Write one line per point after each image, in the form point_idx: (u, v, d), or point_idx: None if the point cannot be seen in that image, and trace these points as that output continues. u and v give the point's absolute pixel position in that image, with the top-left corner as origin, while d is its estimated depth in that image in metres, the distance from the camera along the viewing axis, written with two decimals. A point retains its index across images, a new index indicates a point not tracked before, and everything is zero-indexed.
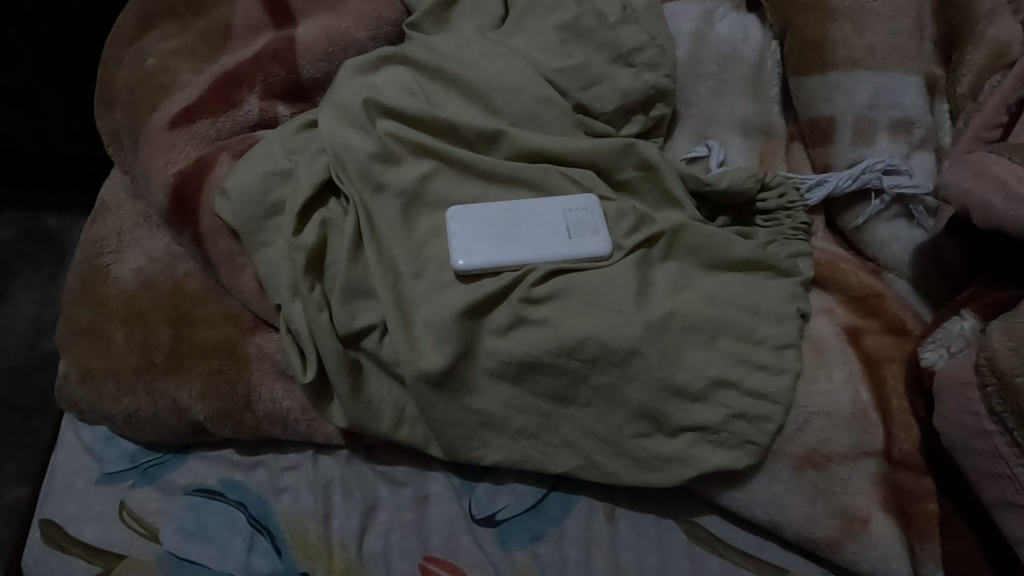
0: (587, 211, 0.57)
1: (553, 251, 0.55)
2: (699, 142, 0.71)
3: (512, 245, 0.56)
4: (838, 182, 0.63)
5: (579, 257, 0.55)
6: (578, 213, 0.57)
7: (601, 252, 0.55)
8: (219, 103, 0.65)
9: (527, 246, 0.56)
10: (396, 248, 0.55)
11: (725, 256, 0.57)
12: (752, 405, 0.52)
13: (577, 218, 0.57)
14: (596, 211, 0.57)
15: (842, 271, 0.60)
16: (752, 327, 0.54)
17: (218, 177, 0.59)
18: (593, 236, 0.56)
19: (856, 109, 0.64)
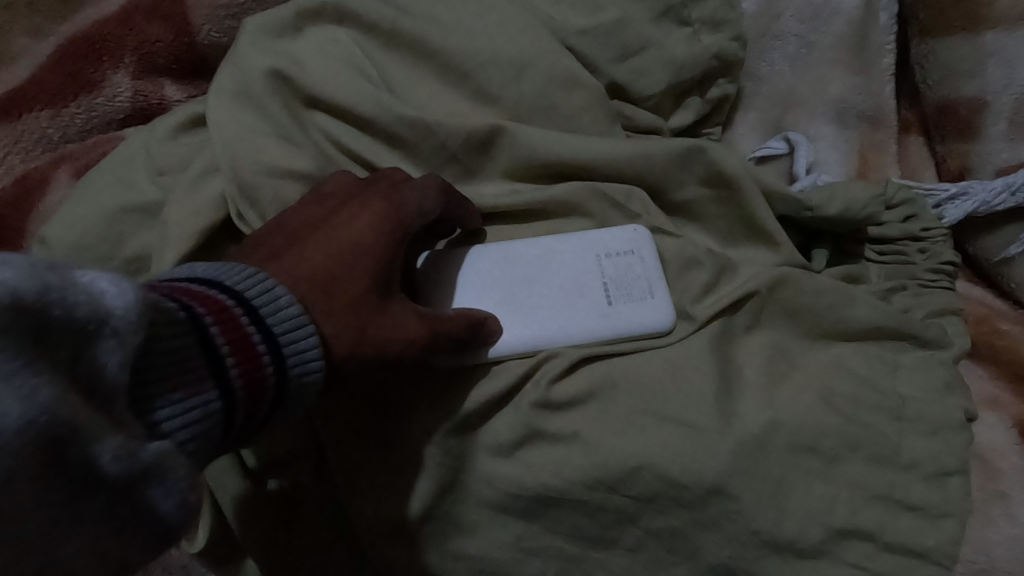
0: (635, 257, 0.37)
1: (585, 325, 0.36)
2: (776, 134, 0.50)
3: (523, 316, 0.36)
4: (986, 196, 0.44)
5: (631, 335, 0.36)
6: (621, 261, 0.37)
7: (659, 325, 0.36)
8: (66, 86, 0.43)
9: (547, 317, 0.36)
10: None
11: (843, 322, 0.38)
12: (897, 566, 0.34)
13: (619, 270, 0.37)
14: (649, 257, 0.37)
15: (1004, 337, 0.41)
16: (893, 442, 0.35)
17: (51, 206, 0.38)
18: (644, 300, 0.36)
19: (1020, 85, 0.43)
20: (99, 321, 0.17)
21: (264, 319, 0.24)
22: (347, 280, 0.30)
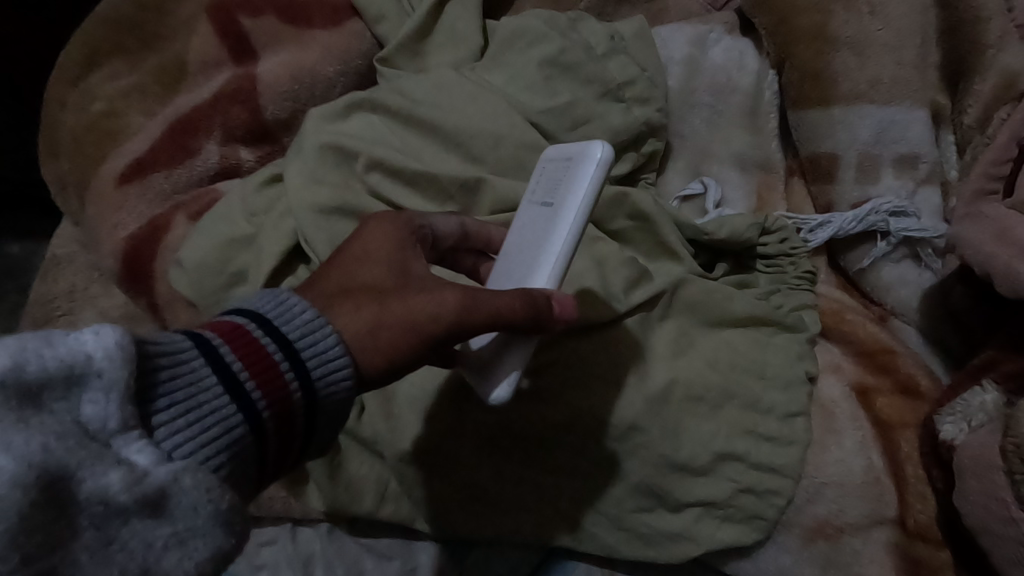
0: (551, 161, 0.45)
1: (568, 204, 0.40)
2: (694, 178, 0.67)
3: (539, 244, 0.41)
4: (843, 223, 0.60)
5: (588, 186, 0.40)
6: (549, 171, 0.44)
7: (592, 155, 0.41)
8: (175, 153, 0.60)
9: (548, 227, 0.41)
10: None
11: (727, 313, 0.54)
12: (760, 479, 0.49)
13: (554, 172, 0.44)
14: (556, 151, 0.45)
15: (849, 323, 0.56)
16: (759, 395, 0.50)
17: (173, 242, 0.54)
18: (570, 163, 0.42)
19: (859, 144, 0.61)
20: (82, 378, 0.25)
21: (275, 337, 0.33)
22: (369, 301, 0.37)
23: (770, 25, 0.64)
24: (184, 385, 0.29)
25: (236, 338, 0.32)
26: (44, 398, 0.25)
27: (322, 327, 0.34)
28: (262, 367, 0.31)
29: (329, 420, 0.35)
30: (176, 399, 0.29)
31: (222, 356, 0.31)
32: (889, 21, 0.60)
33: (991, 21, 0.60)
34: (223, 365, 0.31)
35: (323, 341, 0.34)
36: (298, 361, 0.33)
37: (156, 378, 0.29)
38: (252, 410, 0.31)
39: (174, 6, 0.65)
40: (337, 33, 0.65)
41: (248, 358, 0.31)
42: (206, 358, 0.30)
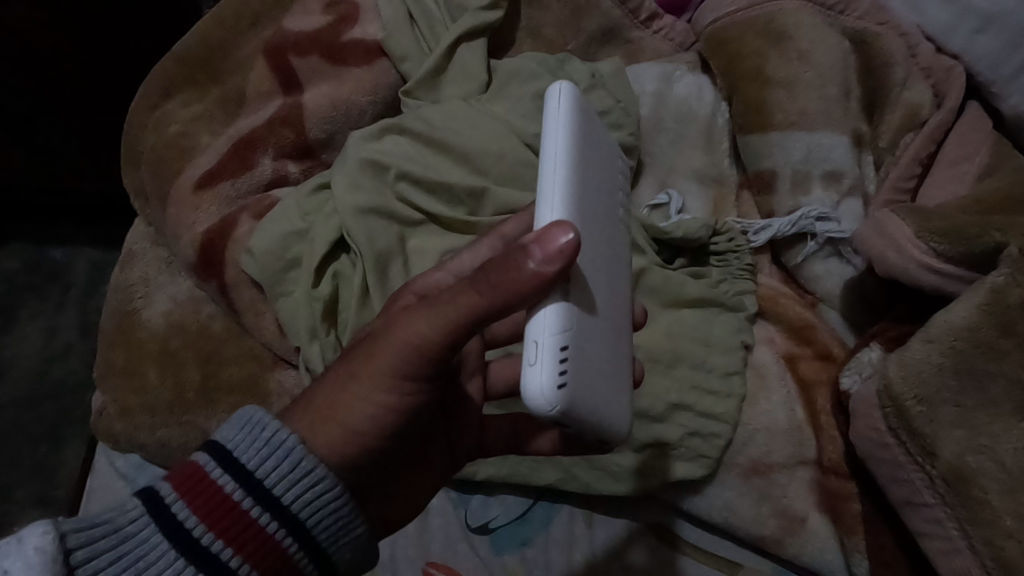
0: None
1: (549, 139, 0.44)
2: (661, 190, 0.81)
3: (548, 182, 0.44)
4: (780, 226, 0.72)
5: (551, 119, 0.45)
6: None
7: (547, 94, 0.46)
8: (238, 166, 0.74)
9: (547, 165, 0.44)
10: None
11: (682, 295, 0.67)
12: (703, 424, 0.63)
13: None
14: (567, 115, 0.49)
15: (782, 305, 0.70)
16: (703, 358, 0.64)
17: (240, 235, 0.70)
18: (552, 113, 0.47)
19: (792, 163, 0.75)
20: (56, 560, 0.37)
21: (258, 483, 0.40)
22: (351, 398, 0.44)
23: (722, 66, 0.79)
24: (129, 565, 0.39)
25: (186, 489, 0.40)
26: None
27: (272, 454, 0.41)
28: (233, 513, 0.40)
29: (302, 533, 0.41)
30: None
31: (178, 519, 0.39)
32: (814, 65, 0.75)
33: (897, 65, 0.75)
34: (176, 530, 0.39)
35: (273, 466, 0.41)
36: (256, 492, 0.40)
37: (122, 558, 0.39)
38: (218, 567, 0.39)
39: (236, 47, 0.80)
40: (369, 70, 0.79)
41: (200, 512, 0.40)
42: (156, 521, 0.40)
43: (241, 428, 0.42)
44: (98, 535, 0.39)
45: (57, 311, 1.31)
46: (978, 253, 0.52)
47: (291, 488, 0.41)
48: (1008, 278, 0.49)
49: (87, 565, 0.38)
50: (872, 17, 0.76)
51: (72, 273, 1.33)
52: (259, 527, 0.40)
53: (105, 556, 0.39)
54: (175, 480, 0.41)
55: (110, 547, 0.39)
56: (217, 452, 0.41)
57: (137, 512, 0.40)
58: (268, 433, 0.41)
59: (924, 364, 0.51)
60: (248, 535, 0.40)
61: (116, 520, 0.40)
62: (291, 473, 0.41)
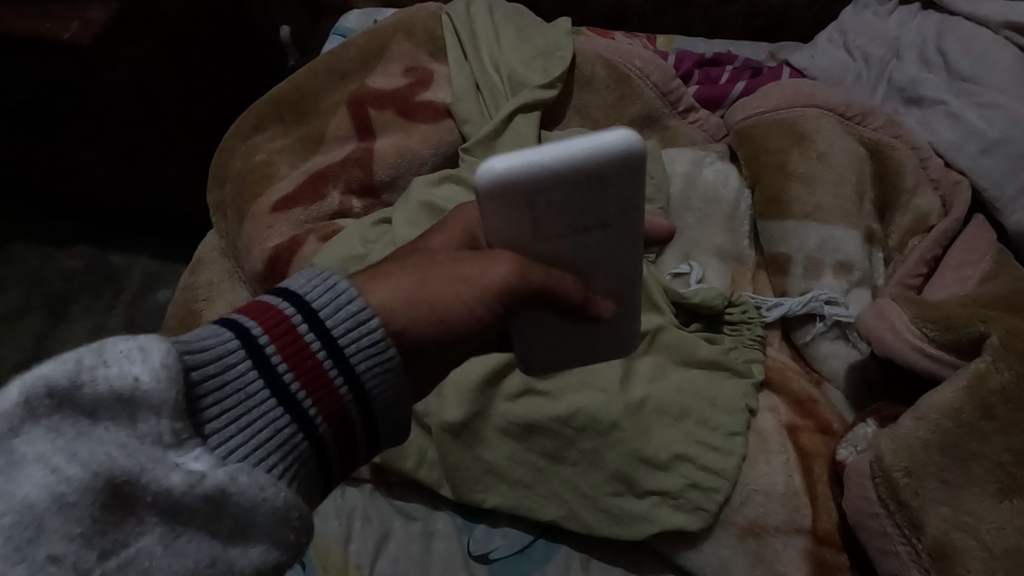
0: None
1: None
2: (684, 261, 0.87)
3: None
4: (792, 305, 0.77)
5: None
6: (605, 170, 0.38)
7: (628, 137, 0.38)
8: (311, 196, 0.85)
9: None
10: None
11: (694, 355, 0.73)
12: (704, 477, 0.67)
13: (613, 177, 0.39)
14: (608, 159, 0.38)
15: (788, 378, 0.75)
16: (708, 416, 0.69)
17: (306, 254, 0.80)
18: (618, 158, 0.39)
19: (807, 250, 0.81)
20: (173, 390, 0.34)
21: (338, 346, 0.41)
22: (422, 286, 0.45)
23: (747, 158, 0.88)
24: (232, 393, 0.38)
25: (277, 338, 0.40)
26: (116, 408, 0.33)
27: (356, 323, 0.41)
28: (309, 369, 0.40)
29: (367, 403, 0.42)
30: (227, 409, 0.38)
31: (271, 364, 0.39)
32: (831, 165, 0.83)
33: (908, 173, 0.82)
34: (268, 372, 0.39)
35: (355, 335, 0.41)
36: (337, 357, 0.41)
37: (220, 385, 0.38)
38: (301, 414, 0.40)
39: (323, 96, 0.92)
40: (434, 126, 0.90)
41: (291, 359, 0.40)
42: (252, 361, 0.39)
43: (326, 291, 0.42)
44: (201, 359, 0.38)
45: (106, 311, 1.40)
46: (964, 341, 0.58)
47: (368, 359, 0.41)
48: (989, 364, 0.55)
49: (199, 385, 0.37)
50: (887, 129, 0.85)
51: (127, 278, 1.43)
52: (331, 385, 0.40)
53: (211, 381, 0.38)
54: (265, 322, 0.40)
55: (213, 374, 0.38)
56: (296, 302, 0.41)
57: (233, 344, 0.39)
58: (354, 306, 0.42)
59: (912, 438, 0.55)
60: (327, 393, 0.40)
61: (213, 349, 0.38)
62: (370, 347, 0.41)
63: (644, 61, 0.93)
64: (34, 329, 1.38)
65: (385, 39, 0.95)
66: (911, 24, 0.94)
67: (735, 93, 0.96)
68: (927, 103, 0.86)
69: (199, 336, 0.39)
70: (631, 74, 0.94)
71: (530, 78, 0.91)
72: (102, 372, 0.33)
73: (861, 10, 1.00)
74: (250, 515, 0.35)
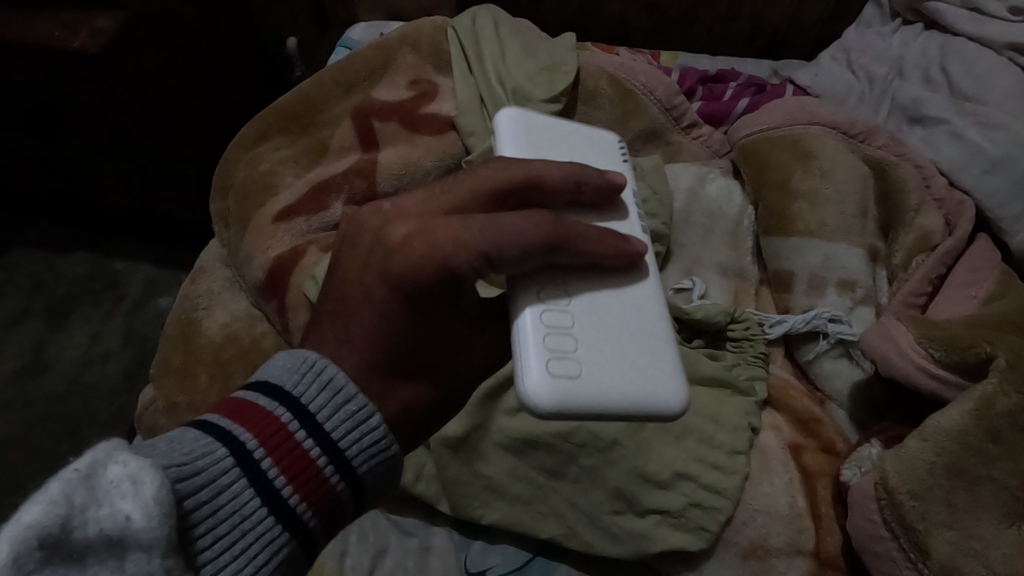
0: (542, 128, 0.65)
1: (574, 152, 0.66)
2: (687, 276, 0.87)
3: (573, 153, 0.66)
4: (795, 322, 0.77)
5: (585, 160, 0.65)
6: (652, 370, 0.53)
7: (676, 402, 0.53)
8: (313, 206, 0.85)
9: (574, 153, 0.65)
10: None
11: (695, 372, 0.72)
12: (706, 496, 0.66)
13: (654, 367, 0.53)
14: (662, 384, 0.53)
15: (790, 396, 0.74)
16: (711, 434, 0.68)
17: (307, 264, 0.80)
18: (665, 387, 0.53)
19: (810, 267, 0.81)
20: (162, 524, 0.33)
21: (337, 451, 0.42)
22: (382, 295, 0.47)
23: (750, 174, 0.88)
24: (224, 515, 0.38)
25: (272, 446, 0.40)
26: (106, 556, 0.31)
27: (357, 426, 0.43)
28: (304, 478, 0.40)
29: (363, 500, 0.44)
30: (219, 533, 0.37)
31: (266, 476, 0.39)
32: (834, 183, 0.83)
33: (912, 191, 0.82)
34: (264, 486, 0.39)
35: (355, 437, 0.43)
36: (339, 460, 0.42)
37: (210, 506, 0.37)
38: (295, 524, 0.40)
39: (328, 106, 0.93)
40: (439, 139, 0.91)
41: (288, 470, 0.40)
42: (245, 474, 0.39)
43: (322, 391, 0.43)
44: (191, 482, 0.37)
45: (107, 317, 1.40)
46: (970, 362, 0.57)
47: (366, 459, 0.43)
48: (995, 386, 0.54)
49: (188, 513, 0.36)
50: (891, 148, 0.85)
51: (128, 285, 1.43)
52: (333, 491, 0.41)
53: (204, 504, 0.37)
54: (258, 431, 0.40)
55: (205, 497, 0.37)
56: (293, 405, 0.41)
57: (225, 458, 0.39)
58: (353, 406, 0.43)
59: (917, 460, 0.55)
60: (326, 499, 0.41)
61: (206, 467, 0.38)
62: (371, 447, 0.43)
63: (648, 76, 0.94)
64: (33, 335, 1.38)
65: (391, 52, 0.95)
66: (914, 44, 0.94)
67: (739, 110, 0.96)
68: (930, 122, 0.86)
69: (190, 452, 0.38)
70: (635, 89, 0.94)
71: (534, 92, 0.92)
72: (92, 513, 0.31)
73: (864, 29, 1.00)
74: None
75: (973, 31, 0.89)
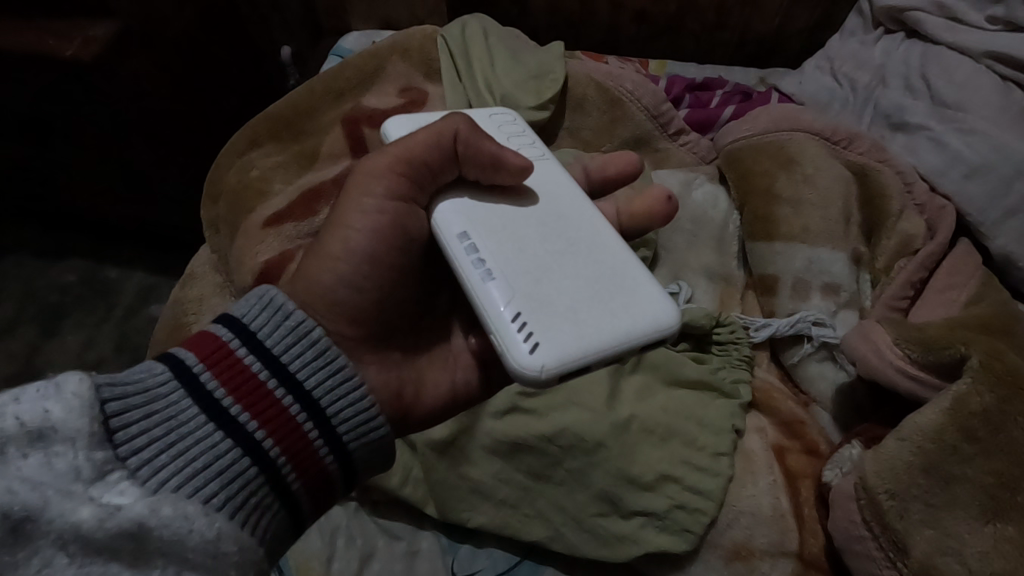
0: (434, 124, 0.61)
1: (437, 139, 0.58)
2: (673, 281, 0.88)
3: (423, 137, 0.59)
4: (780, 326, 0.77)
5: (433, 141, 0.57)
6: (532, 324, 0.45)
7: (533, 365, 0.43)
8: (303, 212, 0.85)
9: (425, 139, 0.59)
10: None
11: (681, 375, 0.73)
12: (690, 498, 0.66)
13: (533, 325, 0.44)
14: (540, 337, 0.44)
15: (775, 399, 0.75)
16: (695, 436, 0.69)
17: (295, 269, 0.80)
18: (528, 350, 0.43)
19: (794, 271, 0.82)
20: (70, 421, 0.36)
21: (277, 363, 0.45)
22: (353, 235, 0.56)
23: (736, 180, 0.89)
24: (162, 423, 0.40)
25: (213, 362, 0.44)
26: (31, 448, 0.35)
27: (297, 341, 0.46)
28: (245, 390, 0.43)
29: (319, 414, 0.45)
30: (157, 439, 0.39)
31: (207, 388, 0.42)
32: (817, 188, 0.84)
33: (894, 197, 0.83)
34: (205, 400, 0.42)
35: (297, 351, 0.46)
36: (282, 374, 0.45)
37: (149, 415, 0.40)
38: (243, 436, 0.42)
39: (318, 114, 0.94)
40: None
41: (228, 383, 0.43)
42: (186, 388, 0.42)
43: (265, 313, 0.46)
44: (128, 391, 0.40)
45: (99, 324, 1.40)
46: (947, 362, 0.58)
47: (310, 372, 0.46)
48: (969, 386, 0.56)
49: (121, 418, 0.39)
50: (873, 154, 0.86)
51: (121, 293, 1.43)
52: (279, 403, 0.44)
53: (138, 412, 0.40)
54: (200, 352, 0.44)
55: (141, 405, 0.40)
56: (236, 326, 0.45)
57: (164, 376, 0.42)
58: (292, 321, 0.46)
59: (894, 460, 0.56)
60: (270, 409, 0.44)
61: (144, 382, 0.41)
62: (315, 360, 0.46)
63: (635, 84, 0.95)
64: (25, 342, 1.38)
65: (381, 60, 0.96)
66: (896, 53, 0.96)
67: (725, 117, 0.97)
68: (912, 128, 0.88)
69: (132, 371, 0.42)
70: (622, 97, 0.95)
71: (522, 100, 0.93)
72: (14, 408, 0.36)
73: (848, 38, 1.02)
74: (179, 548, 0.37)
75: (952, 40, 0.91)
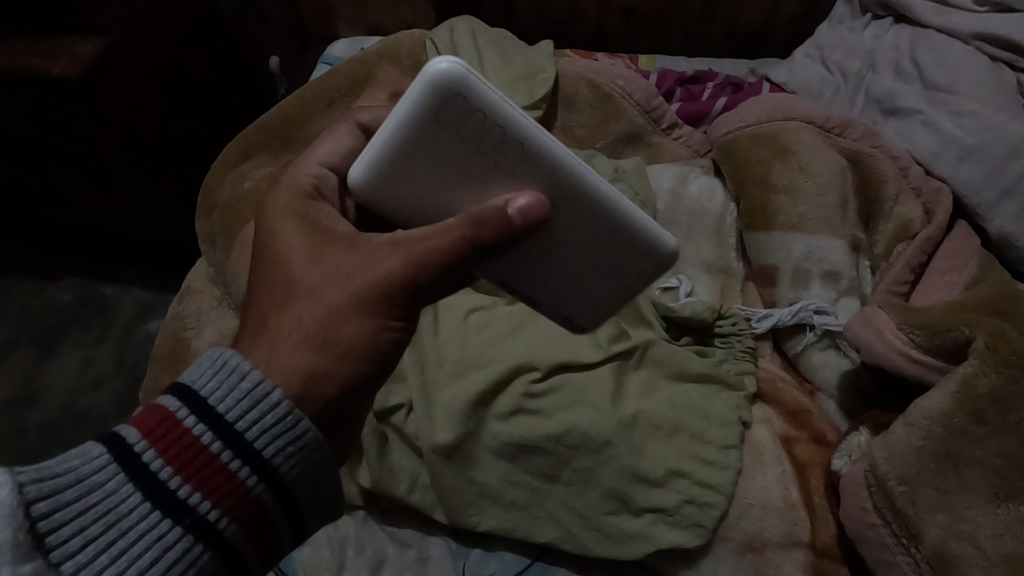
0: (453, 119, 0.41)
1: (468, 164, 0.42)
2: (672, 275, 0.88)
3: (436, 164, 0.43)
4: (781, 316, 0.77)
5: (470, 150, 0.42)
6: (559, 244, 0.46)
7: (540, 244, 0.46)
8: None
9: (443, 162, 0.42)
10: (442, 347, 0.74)
11: (685, 369, 0.73)
12: (700, 493, 0.66)
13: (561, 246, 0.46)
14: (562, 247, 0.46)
15: (780, 389, 0.74)
16: (702, 430, 0.69)
17: None
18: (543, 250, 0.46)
19: (793, 260, 0.81)
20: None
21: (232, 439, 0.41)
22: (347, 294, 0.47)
23: (731, 172, 0.89)
24: (98, 516, 0.38)
25: (157, 439, 0.40)
26: None
27: (253, 406, 0.42)
28: (195, 469, 0.40)
29: (284, 493, 0.43)
30: (94, 536, 0.38)
31: (153, 470, 0.39)
32: (813, 176, 0.84)
33: (890, 182, 0.83)
34: (154, 487, 0.39)
35: (254, 418, 0.42)
36: (237, 445, 0.41)
37: (89, 510, 0.38)
38: (198, 520, 0.40)
39: (309, 122, 0.93)
40: None
41: (177, 463, 0.39)
42: (128, 474, 0.39)
43: (227, 391, 0.41)
44: (60, 489, 0.38)
45: (98, 342, 1.39)
46: (950, 345, 0.58)
47: (268, 442, 0.42)
48: (976, 367, 0.55)
49: (50, 518, 0.37)
50: (867, 140, 0.86)
51: (118, 310, 1.42)
52: (235, 480, 0.41)
53: (71, 509, 0.38)
54: (143, 428, 0.40)
55: (74, 500, 0.38)
56: (194, 402, 0.41)
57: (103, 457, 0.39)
58: (247, 384, 0.42)
59: (904, 446, 0.56)
60: (229, 487, 0.41)
61: (79, 471, 0.38)
62: (274, 427, 0.42)
63: (626, 79, 0.95)
64: (24, 364, 1.37)
65: (370, 66, 0.96)
66: (885, 38, 0.96)
67: (717, 109, 0.97)
68: (905, 113, 0.88)
69: (69, 459, 0.39)
70: (613, 92, 0.95)
71: (513, 100, 0.93)
72: None
73: (836, 26, 1.02)
74: None
75: (940, 23, 0.91)
